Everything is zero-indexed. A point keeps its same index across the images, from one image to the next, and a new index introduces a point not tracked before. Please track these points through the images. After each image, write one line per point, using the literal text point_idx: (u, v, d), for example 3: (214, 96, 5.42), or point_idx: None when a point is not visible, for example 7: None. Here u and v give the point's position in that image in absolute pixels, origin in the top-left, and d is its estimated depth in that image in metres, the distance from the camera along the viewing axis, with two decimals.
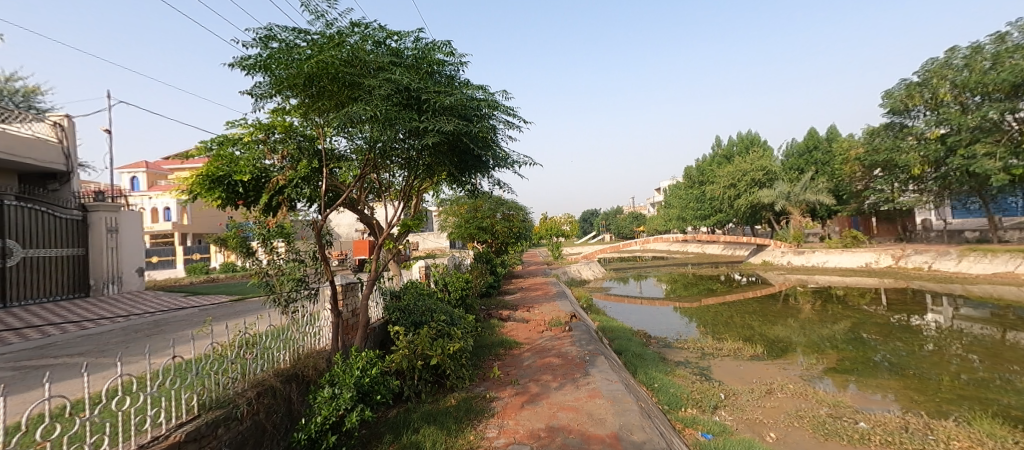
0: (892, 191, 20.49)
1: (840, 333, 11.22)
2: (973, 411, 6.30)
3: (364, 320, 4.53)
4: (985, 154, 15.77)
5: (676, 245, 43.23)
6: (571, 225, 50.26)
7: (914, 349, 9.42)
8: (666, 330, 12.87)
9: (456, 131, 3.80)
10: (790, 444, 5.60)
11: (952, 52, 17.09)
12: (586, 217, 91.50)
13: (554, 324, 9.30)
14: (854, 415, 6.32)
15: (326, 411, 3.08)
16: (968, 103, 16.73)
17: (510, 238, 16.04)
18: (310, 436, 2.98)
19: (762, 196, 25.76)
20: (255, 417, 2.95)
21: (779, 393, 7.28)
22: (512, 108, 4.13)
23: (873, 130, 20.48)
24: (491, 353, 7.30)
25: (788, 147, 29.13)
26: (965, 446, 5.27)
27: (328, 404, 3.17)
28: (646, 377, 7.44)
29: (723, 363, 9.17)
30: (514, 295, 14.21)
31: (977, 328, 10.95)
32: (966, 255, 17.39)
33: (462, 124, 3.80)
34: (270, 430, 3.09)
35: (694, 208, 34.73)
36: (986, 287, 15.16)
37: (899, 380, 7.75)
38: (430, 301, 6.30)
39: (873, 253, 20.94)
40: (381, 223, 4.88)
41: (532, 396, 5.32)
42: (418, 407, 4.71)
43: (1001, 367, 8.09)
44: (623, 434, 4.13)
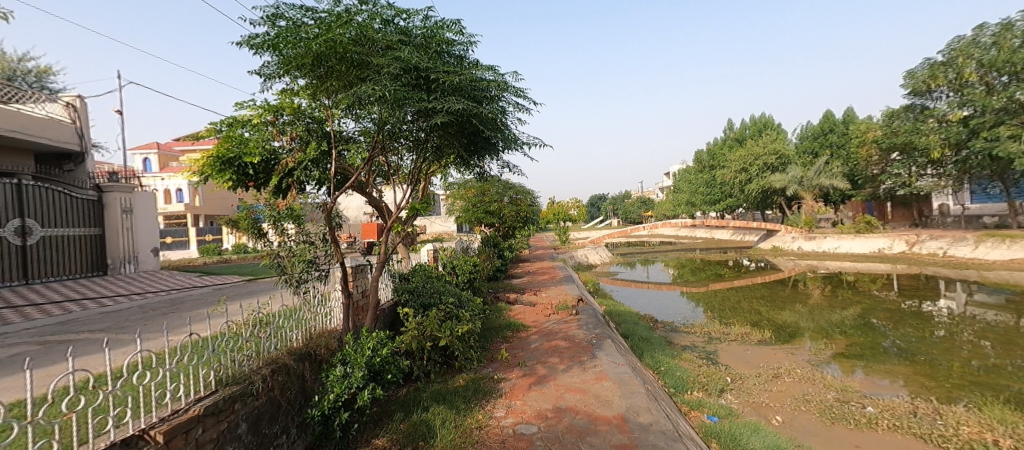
0: (909, 175, 20.13)
1: (849, 319, 11.14)
2: (983, 397, 6.26)
3: (375, 301, 4.57)
4: (1008, 136, 15.26)
5: (684, 230, 42.94)
6: (579, 209, 50.16)
7: (924, 336, 9.33)
8: (673, 314, 12.89)
9: (466, 112, 3.78)
10: (797, 428, 5.61)
11: (980, 30, 16.46)
12: (594, 201, 91.15)
13: (561, 308, 9.35)
14: (862, 400, 6.30)
15: (339, 389, 3.14)
16: (994, 83, 16.10)
17: (518, 222, 16.02)
18: (324, 412, 3.06)
19: (774, 181, 25.39)
20: (271, 393, 3.04)
21: (786, 378, 7.28)
22: (522, 90, 4.10)
23: (892, 112, 19.94)
24: (498, 335, 7.39)
25: (803, 130, 28.47)
26: (975, 431, 5.25)
27: (340, 382, 3.23)
28: (652, 361, 7.51)
29: (730, 348, 9.18)
30: (521, 279, 14.30)
31: (991, 315, 10.80)
32: (983, 241, 17.02)
33: (471, 105, 3.78)
34: (284, 405, 3.16)
35: (704, 193, 34.31)
36: (1002, 274, 14.90)
37: (908, 366, 7.69)
38: (439, 284, 6.35)
39: (886, 238, 20.65)
40: (390, 206, 4.87)
41: (540, 378, 5.37)
42: (428, 387, 4.78)
43: (1014, 353, 7.98)
44: (630, 416, 4.16)
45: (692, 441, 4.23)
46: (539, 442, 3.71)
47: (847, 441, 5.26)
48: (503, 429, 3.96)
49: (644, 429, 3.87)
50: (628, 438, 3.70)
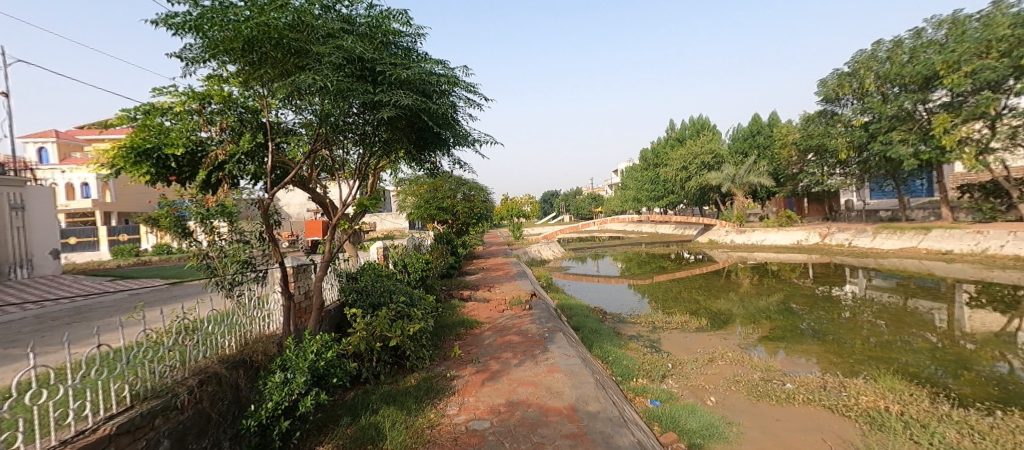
0: (822, 174, 22.30)
1: (774, 305, 12.19)
2: (879, 369, 7.08)
3: (319, 302, 4.27)
4: (900, 140, 17.38)
5: (631, 225, 44.79)
6: (531, 206, 50.76)
7: (834, 317, 10.41)
8: (620, 306, 13.43)
9: (415, 107, 3.63)
10: (728, 406, 6.04)
11: (878, 45, 18.46)
12: (546, 198, 92.62)
13: (515, 303, 9.39)
14: (783, 378, 6.89)
15: (278, 396, 2.87)
16: (888, 93, 18.11)
17: (471, 218, 15.83)
18: (261, 422, 2.78)
19: (710, 178, 27.19)
20: (199, 405, 2.73)
21: (720, 361, 7.80)
22: (473, 85, 4.04)
23: (809, 116, 22.00)
24: (451, 333, 7.25)
25: (734, 131, 30.62)
26: (871, 399, 5.88)
27: (280, 390, 2.95)
28: (601, 351, 7.75)
29: (672, 336, 9.70)
30: (474, 275, 14.20)
31: (886, 297, 12.28)
32: (879, 232, 19.24)
33: (420, 100, 3.64)
34: (216, 418, 2.85)
35: (649, 190, 36.01)
36: (894, 261, 16.97)
37: (821, 345, 8.54)
38: (390, 282, 6.05)
39: (803, 231, 22.77)
40: (335, 202, 4.56)
41: (493, 373, 5.34)
42: (377, 389, 4.56)
43: (903, 330, 9.12)
44: (579, 405, 4.24)
45: (638, 426, 4.40)
46: (491, 437, 3.67)
47: (770, 416, 5.71)
48: (455, 426, 3.87)
49: (592, 417, 3.95)
50: (578, 427, 3.76)
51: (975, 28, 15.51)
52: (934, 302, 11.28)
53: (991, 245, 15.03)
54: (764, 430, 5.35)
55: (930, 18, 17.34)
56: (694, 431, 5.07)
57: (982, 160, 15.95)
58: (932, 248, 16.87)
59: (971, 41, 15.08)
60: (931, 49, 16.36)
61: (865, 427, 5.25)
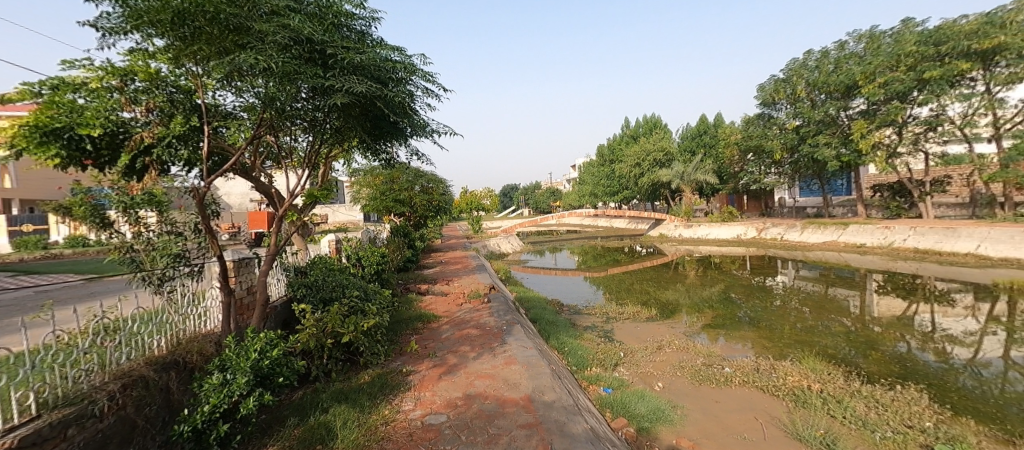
0: (759, 173, 23.94)
1: (715, 294, 12.99)
2: (803, 351, 7.72)
3: (263, 298, 3.96)
4: (825, 144, 18.99)
5: (588, 220, 45.92)
6: (491, 199, 50.66)
7: (767, 305, 11.25)
8: (577, 298, 13.74)
9: (369, 94, 3.43)
10: (673, 391, 6.34)
11: (808, 55, 19.96)
12: (505, 191, 92.72)
13: (474, 296, 9.31)
14: (722, 362, 7.33)
15: (216, 398, 2.56)
16: (816, 100, 19.67)
17: (430, 211, 15.48)
18: (196, 427, 2.47)
19: (661, 175, 28.41)
20: (122, 411, 2.44)
21: (667, 349, 8.17)
22: (431, 74, 3.93)
23: (749, 119, 23.47)
24: (408, 327, 7.06)
25: (683, 130, 32.05)
26: (796, 379, 6.36)
27: (218, 392, 2.64)
28: (557, 342, 7.87)
29: (624, 326, 10.05)
30: (433, 269, 13.94)
31: (810, 286, 13.45)
32: (807, 226, 20.95)
33: (375, 86, 3.45)
34: (143, 425, 2.54)
35: (605, 185, 37.07)
36: (819, 253, 18.59)
37: (755, 331, 9.19)
38: (343, 277, 5.73)
39: (743, 225, 24.36)
40: (282, 192, 4.23)
41: (450, 367, 5.24)
42: (327, 387, 4.31)
43: (823, 315, 10.04)
44: (535, 395, 4.25)
45: (590, 414, 4.49)
46: (448, 431, 3.60)
47: (710, 398, 6.05)
48: (411, 421, 3.76)
49: (547, 407, 3.98)
50: (533, 416, 3.77)
51: (888, 43, 17.13)
52: (850, 290, 12.47)
53: (896, 238, 16.76)
54: (705, 411, 5.67)
55: (852, 32, 18.89)
56: (641, 416, 5.35)
57: (891, 163, 17.75)
58: (849, 242, 18.57)
59: (884, 55, 16.66)
60: (851, 61, 17.91)
61: (790, 404, 5.69)
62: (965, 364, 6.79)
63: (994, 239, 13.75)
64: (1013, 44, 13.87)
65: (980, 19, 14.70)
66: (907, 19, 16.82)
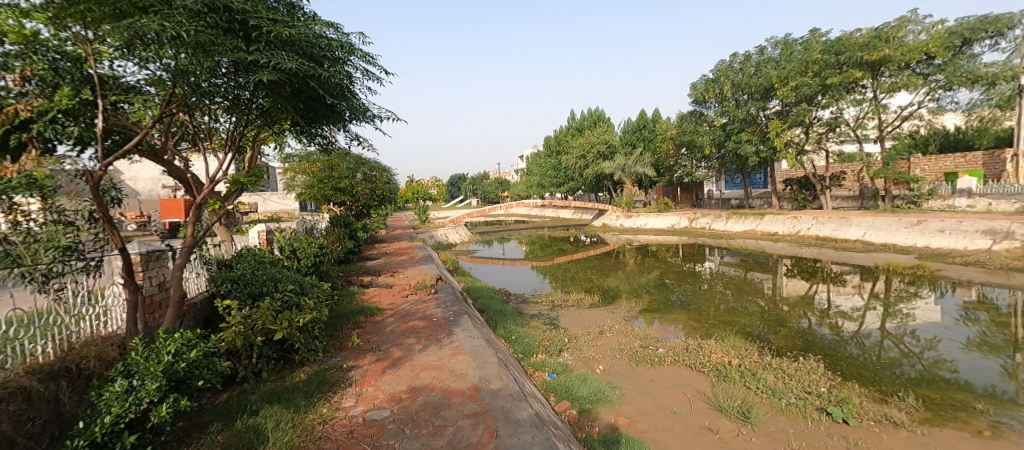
0: (692, 166, 25.55)
1: (652, 280, 13.78)
2: (726, 330, 8.41)
3: (178, 295, 3.56)
4: (747, 140, 20.62)
5: (535, 210, 46.65)
6: (437, 188, 49.69)
7: (696, 290, 12.12)
8: (524, 286, 13.95)
9: (300, 72, 3.19)
10: (613, 372, 6.64)
11: (734, 57, 21.41)
12: (452, 180, 91.33)
13: (419, 287, 9.09)
14: (657, 343, 7.78)
15: (120, 407, 2.23)
16: (739, 100, 21.22)
17: (372, 200, 14.82)
18: (95, 441, 2.14)
19: (604, 167, 29.44)
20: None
21: (608, 333, 8.52)
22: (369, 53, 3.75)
23: (683, 115, 24.87)
24: (349, 321, 6.74)
25: (625, 124, 33.30)
26: (721, 356, 6.88)
27: (122, 400, 2.30)
28: (504, 331, 7.94)
29: (569, 312, 10.36)
30: (377, 260, 13.43)
31: (733, 271, 14.69)
32: (731, 216, 22.76)
33: (307, 64, 3.22)
34: (25, 442, 2.17)
35: (552, 176, 37.84)
36: (741, 240, 20.32)
37: (686, 313, 9.87)
38: (275, 269, 5.30)
39: (677, 215, 25.97)
40: (200, 177, 3.80)
41: (394, 360, 5.08)
42: (257, 388, 3.98)
43: (743, 297, 11.03)
44: (482, 385, 4.23)
45: (537, 400, 4.56)
46: (392, 425, 3.48)
47: (646, 378, 6.40)
48: (351, 418, 3.59)
49: (494, 395, 3.98)
50: (480, 405, 3.75)
51: (799, 51, 18.83)
52: (765, 274, 13.76)
53: (802, 227, 18.70)
54: (641, 390, 5.98)
55: (771, 38, 20.50)
56: (583, 398, 5.57)
57: (800, 159, 19.68)
58: (765, 230, 20.42)
59: (795, 62, 18.33)
60: (769, 65, 19.49)
61: (714, 378, 6.17)
62: (852, 336, 7.76)
63: (876, 227, 15.75)
64: (896, 57, 15.87)
65: (872, 33, 16.58)
66: (814, 29, 18.57)
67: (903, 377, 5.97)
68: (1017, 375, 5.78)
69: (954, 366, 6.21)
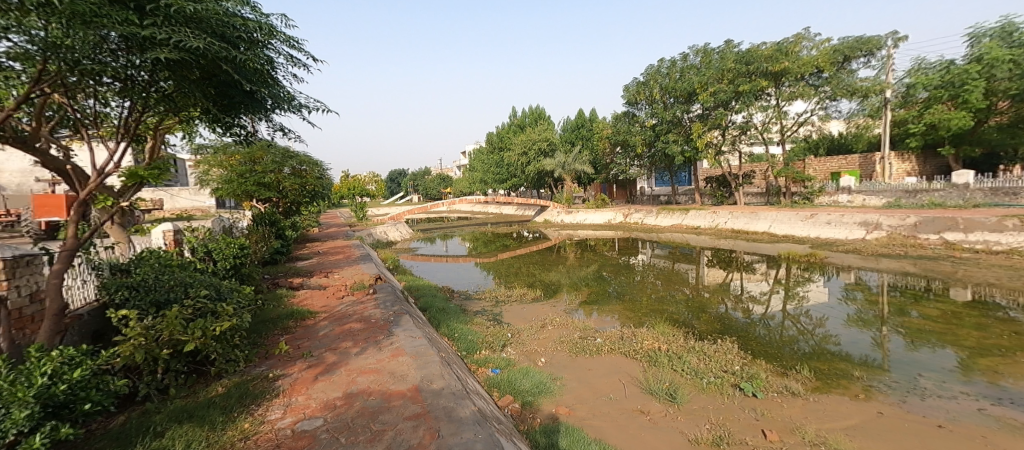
0: (626, 165, 26.87)
1: (591, 274, 14.36)
2: (656, 318, 8.99)
3: (56, 306, 3.09)
4: (674, 141, 22.09)
5: (478, 206, 46.56)
6: (375, 184, 47.78)
7: (631, 281, 12.82)
8: (467, 283, 13.86)
9: (208, 52, 2.93)
10: (554, 364, 6.83)
11: (662, 62, 22.75)
12: (392, 176, 88.29)
13: (356, 288, 8.69)
14: (595, 334, 8.11)
15: None
16: (666, 102, 22.60)
17: (302, 196, 13.88)
18: None
19: (545, 164, 30.14)
20: None
21: (550, 326, 8.74)
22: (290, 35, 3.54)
23: (618, 116, 26.06)
24: (276, 327, 6.27)
25: (564, 123, 34.21)
26: (653, 343, 7.31)
27: None
28: (447, 329, 7.85)
29: (512, 308, 10.47)
30: (309, 260, 12.64)
31: (662, 262, 15.73)
32: (661, 212, 24.30)
33: (218, 45, 2.99)
34: None
35: (495, 173, 38.02)
36: (670, 234, 21.81)
37: (621, 304, 10.40)
38: (184, 274, 4.76)
39: (613, 211, 27.21)
40: (84, 170, 3.32)
41: (329, 366, 4.81)
42: (164, 406, 3.56)
43: (671, 286, 11.86)
44: (424, 385, 4.14)
45: (480, 397, 4.55)
46: (325, 435, 3.29)
47: (584, 367, 6.64)
48: (278, 431, 3.35)
49: (436, 395, 3.91)
50: (421, 407, 3.66)
51: (716, 59, 20.48)
52: (690, 264, 14.88)
53: (721, 221, 20.44)
54: (580, 380, 6.20)
55: (694, 46, 22.05)
56: (526, 391, 5.68)
57: (719, 159, 21.47)
58: (690, 224, 22.05)
59: (714, 69, 19.93)
60: (692, 71, 20.96)
61: (645, 364, 6.56)
62: (760, 318, 8.64)
63: (780, 221, 17.65)
64: (794, 70, 17.88)
65: (774, 46, 18.41)
66: (728, 41, 20.27)
67: (799, 352, 6.74)
68: (884, 345, 6.76)
69: (838, 340, 7.12)
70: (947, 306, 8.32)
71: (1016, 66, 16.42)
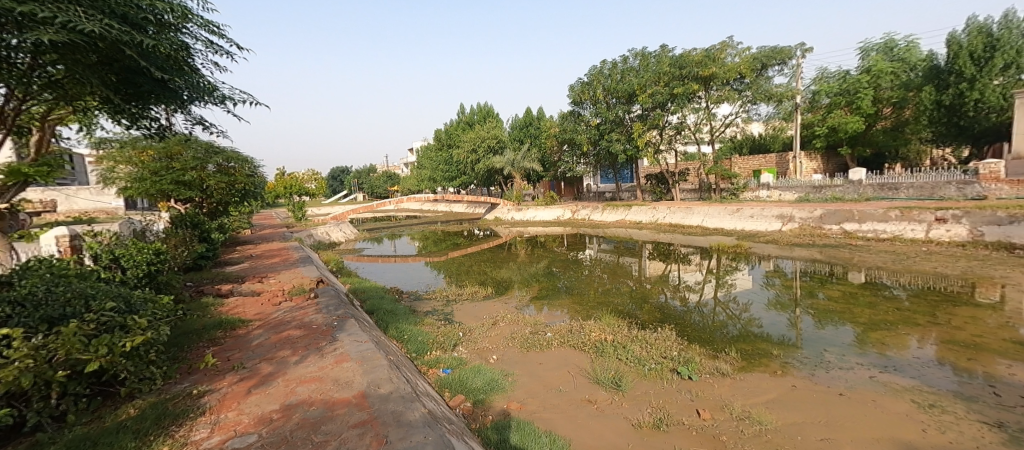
0: (572, 162, 27.56)
1: (541, 270, 14.61)
2: (603, 310, 9.34)
3: None
4: (617, 140, 22.98)
5: (427, 204, 45.65)
6: (316, 183, 45.27)
7: (579, 275, 13.22)
8: (416, 284, 13.54)
9: (105, 37, 2.73)
10: (506, 360, 6.87)
11: (604, 63, 23.52)
12: (334, 174, 84.07)
13: (295, 293, 8.19)
14: (545, 328, 8.27)
15: None
16: (609, 103, 23.44)
17: (230, 196, 12.81)
18: None
19: (495, 162, 30.19)
20: None
21: (501, 323, 8.78)
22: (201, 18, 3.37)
23: (564, 115, 26.65)
24: (202, 339, 5.76)
25: (513, 121, 34.42)
26: (600, 334, 7.59)
27: None
28: (396, 332, 7.64)
29: (463, 306, 10.39)
30: (240, 264, 11.72)
31: (608, 256, 16.36)
32: (606, 208, 25.21)
33: (117, 28, 2.79)
34: None
35: (444, 170, 37.47)
36: (615, 229, 22.72)
37: (570, 298, 10.68)
38: (85, 285, 4.23)
39: (561, 208, 27.84)
40: None
41: (264, 377, 4.51)
42: (61, 435, 3.15)
43: (616, 279, 12.37)
44: (370, 391, 4.00)
45: (430, 398, 4.48)
46: None
47: (535, 362, 6.75)
48: None
49: (384, 400, 3.79)
50: (367, 413, 3.54)
51: (654, 63, 21.52)
52: (633, 258, 15.60)
53: (660, 216, 21.61)
54: (531, 374, 6.29)
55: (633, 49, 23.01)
56: (478, 389, 5.68)
57: (658, 157, 22.67)
58: (633, 219, 23.10)
59: (651, 72, 20.94)
60: (632, 73, 21.88)
61: (592, 355, 6.80)
62: (695, 305, 9.27)
63: (711, 215, 18.99)
64: (720, 75, 19.28)
65: (703, 52, 19.69)
66: (663, 45, 21.36)
67: (728, 336, 7.30)
68: (797, 324, 7.52)
69: (760, 322, 7.82)
70: (848, 288, 9.44)
71: (896, 78, 19.66)
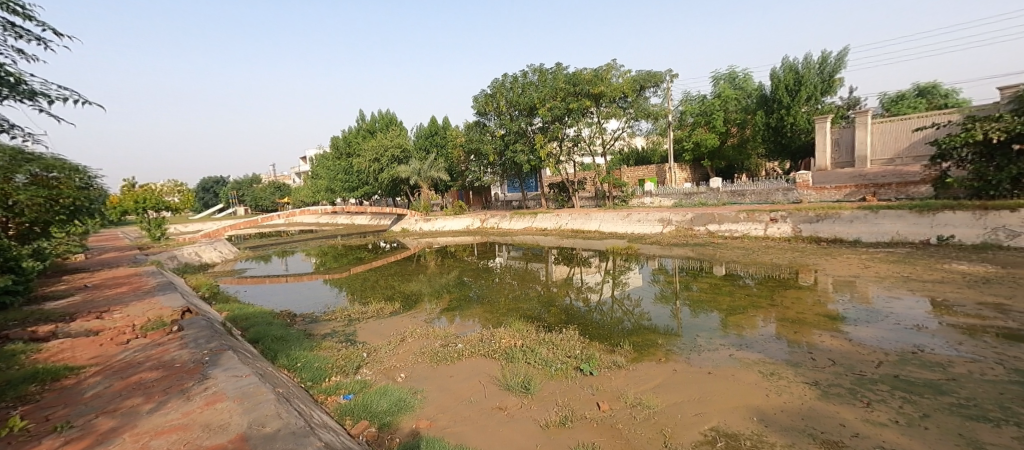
0: (479, 172, 27.81)
1: (451, 280, 14.38)
2: (513, 316, 9.49)
3: None
4: (521, 151, 23.79)
5: (325, 217, 42.16)
6: (184, 196, 38.92)
7: (490, 284, 13.29)
8: (313, 305, 12.31)
9: None
10: (414, 377, 6.57)
11: (506, 77, 24.27)
12: (207, 185, 73.18)
13: (152, 327, 6.86)
14: (456, 340, 8.12)
15: None
16: (512, 115, 24.20)
17: (55, 214, 10.33)
18: None
19: (399, 171, 29.09)
20: None
21: (410, 339, 8.39)
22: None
23: (468, 125, 26.83)
24: (7, 398, 4.48)
25: (417, 129, 33.66)
26: (510, 341, 7.68)
27: None
28: (287, 360, 6.84)
29: (368, 325, 9.71)
30: (71, 298, 9.47)
31: (517, 263, 16.74)
32: (513, 216, 25.87)
33: None
34: None
35: (343, 180, 35.03)
36: (523, 236, 23.41)
37: (481, 307, 10.66)
38: None
39: (470, 217, 27.83)
40: None
41: (103, 436, 3.65)
42: None
43: (526, 285, 12.70)
44: (251, 431, 3.48)
45: (326, 430, 4.05)
46: None
47: (445, 375, 6.57)
48: None
49: (268, 440, 3.32)
50: None
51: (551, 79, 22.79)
52: (541, 263, 16.20)
53: (563, 222, 22.83)
54: (441, 388, 6.09)
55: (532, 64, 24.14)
56: (383, 412, 5.32)
57: (558, 167, 23.98)
58: (539, 226, 24.04)
59: (549, 87, 22.15)
60: (532, 88, 22.90)
61: (502, 362, 6.83)
62: (596, 304, 9.93)
63: (607, 220, 20.61)
64: (607, 93, 21.15)
65: (592, 72, 21.44)
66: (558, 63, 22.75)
67: (624, 330, 7.93)
68: (678, 315, 8.47)
69: (650, 315, 8.66)
70: (715, 280, 10.94)
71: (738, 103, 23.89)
